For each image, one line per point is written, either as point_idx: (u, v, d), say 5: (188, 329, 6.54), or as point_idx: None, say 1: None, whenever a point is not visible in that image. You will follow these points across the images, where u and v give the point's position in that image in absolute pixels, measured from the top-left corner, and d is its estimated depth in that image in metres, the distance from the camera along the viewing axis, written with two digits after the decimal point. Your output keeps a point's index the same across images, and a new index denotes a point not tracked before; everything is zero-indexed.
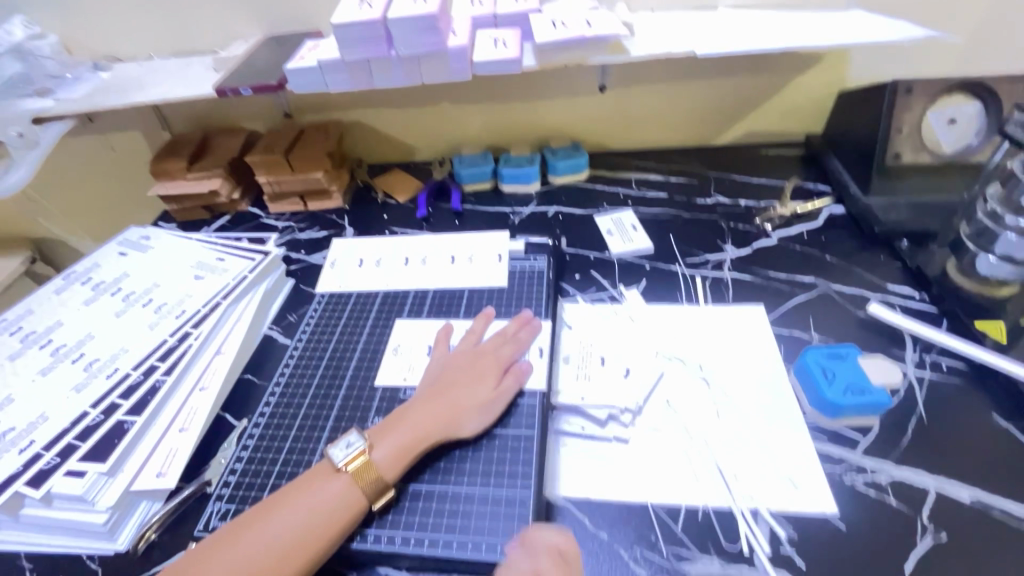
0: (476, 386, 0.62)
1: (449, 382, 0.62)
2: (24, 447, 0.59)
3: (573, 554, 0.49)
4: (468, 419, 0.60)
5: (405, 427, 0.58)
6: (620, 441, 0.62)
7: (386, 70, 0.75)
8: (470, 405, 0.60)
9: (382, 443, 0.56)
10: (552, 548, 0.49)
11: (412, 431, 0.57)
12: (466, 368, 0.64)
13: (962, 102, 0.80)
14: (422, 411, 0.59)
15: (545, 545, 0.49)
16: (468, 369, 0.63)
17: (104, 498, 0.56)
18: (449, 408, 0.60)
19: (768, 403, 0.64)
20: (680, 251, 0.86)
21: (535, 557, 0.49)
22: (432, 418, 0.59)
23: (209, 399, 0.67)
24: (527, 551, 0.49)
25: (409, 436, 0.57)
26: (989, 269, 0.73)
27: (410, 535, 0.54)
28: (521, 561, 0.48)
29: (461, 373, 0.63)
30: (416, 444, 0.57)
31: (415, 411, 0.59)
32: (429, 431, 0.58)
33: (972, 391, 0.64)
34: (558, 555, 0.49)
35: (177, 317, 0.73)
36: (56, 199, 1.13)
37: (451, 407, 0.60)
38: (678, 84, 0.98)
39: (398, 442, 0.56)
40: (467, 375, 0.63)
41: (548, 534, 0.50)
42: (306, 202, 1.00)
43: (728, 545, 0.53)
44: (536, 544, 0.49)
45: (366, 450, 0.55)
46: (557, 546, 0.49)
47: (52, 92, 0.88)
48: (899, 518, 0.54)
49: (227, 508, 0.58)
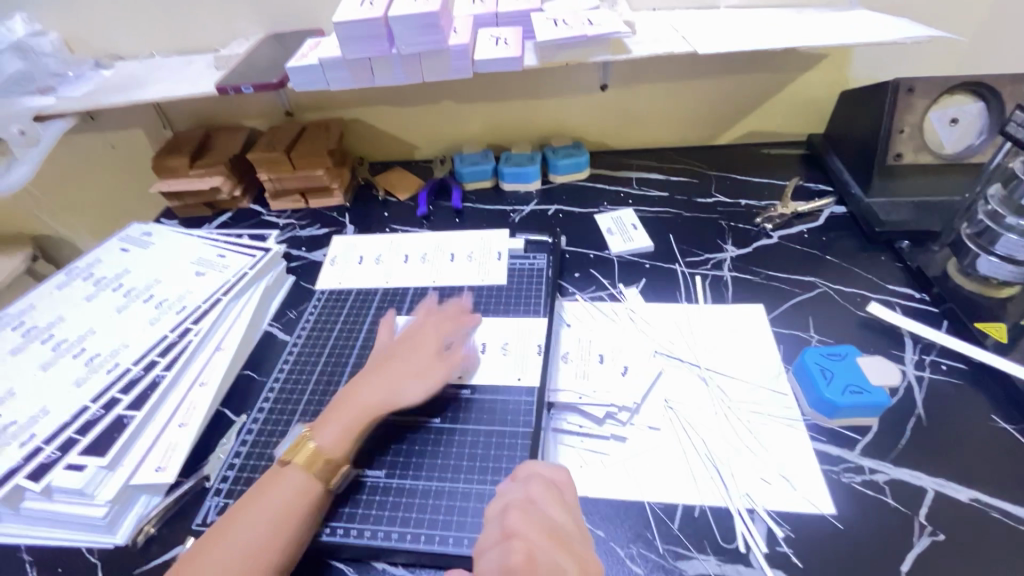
0: (416, 362, 0.63)
1: (386, 361, 0.63)
2: (24, 441, 0.59)
3: (567, 485, 0.50)
4: (409, 391, 0.61)
5: (347, 406, 0.58)
6: (617, 439, 0.62)
7: (387, 68, 0.76)
8: (409, 378, 0.61)
9: (327, 426, 0.57)
10: (543, 476, 0.50)
11: (353, 409, 0.58)
12: (403, 348, 0.65)
13: (965, 102, 0.80)
14: (363, 388, 0.60)
15: (539, 476, 0.50)
16: (406, 349, 0.65)
17: (103, 492, 0.56)
18: (388, 381, 0.61)
19: (766, 402, 0.64)
20: (680, 251, 0.86)
21: (526, 484, 0.50)
22: (372, 393, 0.59)
23: (209, 394, 0.67)
24: (517, 483, 0.50)
25: (351, 412, 0.58)
26: (989, 269, 0.71)
27: (406, 531, 0.54)
28: (512, 489, 0.50)
29: (398, 353, 0.64)
30: (359, 419, 0.57)
31: (355, 391, 0.60)
32: (371, 405, 0.59)
33: (973, 392, 0.64)
34: (549, 482, 0.50)
35: (178, 313, 0.73)
36: (58, 195, 1.14)
37: (390, 381, 0.60)
38: (679, 83, 0.98)
39: (342, 421, 0.57)
40: (407, 354, 0.64)
41: (542, 468, 0.52)
42: (307, 199, 1.00)
43: (725, 543, 0.53)
44: (525, 474, 0.51)
45: (314, 438, 0.55)
46: (552, 479, 0.50)
47: (55, 89, 0.88)
48: (898, 519, 0.54)
49: (225, 503, 0.58)
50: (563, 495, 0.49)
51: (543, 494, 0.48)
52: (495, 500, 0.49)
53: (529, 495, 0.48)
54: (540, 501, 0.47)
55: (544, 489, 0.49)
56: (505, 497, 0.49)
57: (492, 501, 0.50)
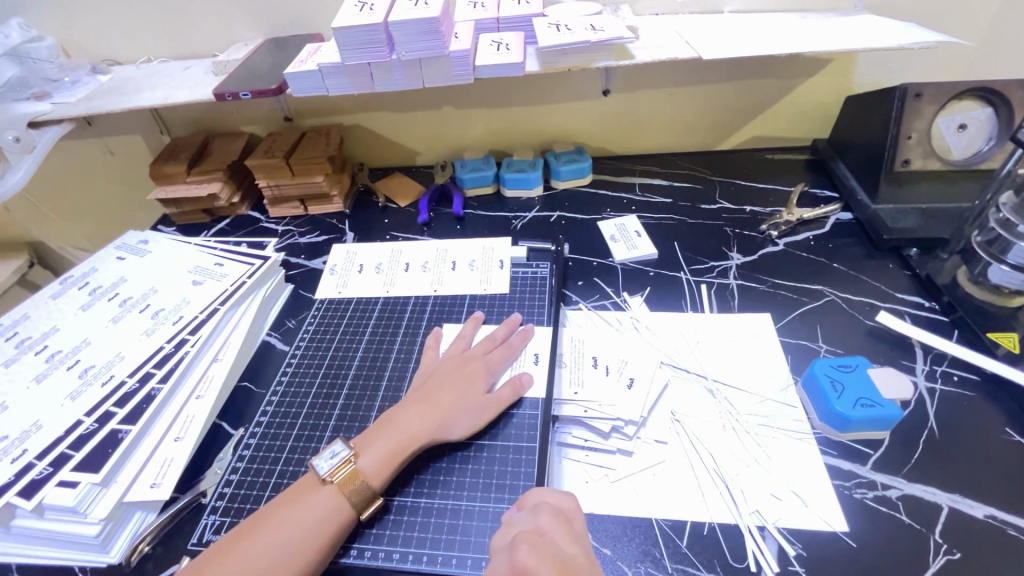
0: (466, 390, 0.61)
1: (435, 384, 0.61)
2: (16, 456, 0.58)
3: (575, 513, 0.49)
4: (457, 421, 0.59)
5: (390, 433, 0.56)
6: (624, 454, 0.61)
7: (387, 74, 0.74)
8: (459, 408, 0.59)
9: (368, 451, 0.55)
10: (551, 505, 0.49)
11: (397, 436, 0.56)
12: (453, 371, 0.63)
13: (973, 107, 0.78)
14: (409, 415, 0.58)
15: (547, 503, 0.49)
16: (457, 373, 0.62)
17: (95, 510, 0.55)
18: (437, 409, 0.58)
19: (775, 415, 0.63)
20: (685, 259, 0.84)
21: (534, 514, 0.48)
22: (419, 422, 0.57)
23: (206, 407, 0.65)
24: (525, 512, 0.49)
25: (396, 440, 0.56)
26: (1001, 278, 0.70)
27: (407, 551, 0.52)
28: (520, 518, 0.48)
29: (448, 376, 0.62)
30: (403, 449, 0.56)
31: (402, 415, 0.58)
32: (416, 434, 0.57)
33: (985, 404, 0.62)
34: (556, 510, 0.49)
35: (174, 323, 0.72)
36: (53, 201, 1.12)
37: (439, 410, 0.58)
38: (683, 89, 0.97)
39: (384, 448, 0.55)
40: (455, 378, 0.62)
41: (550, 495, 0.51)
42: (306, 206, 0.99)
43: (735, 562, 0.52)
44: (532, 503, 0.50)
45: (352, 459, 0.54)
46: (560, 506, 0.49)
47: (50, 95, 0.87)
48: (912, 537, 0.52)
49: (221, 521, 0.57)
50: (571, 524, 0.48)
51: (551, 523, 0.47)
52: (503, 532, 0.48)
53: (537, 525, 0.47)
54: (550, 532, 0.46)
55: (553, 518, 0.47)
56: (514, 528, 0.48)
57: (500, 532, 0.49)
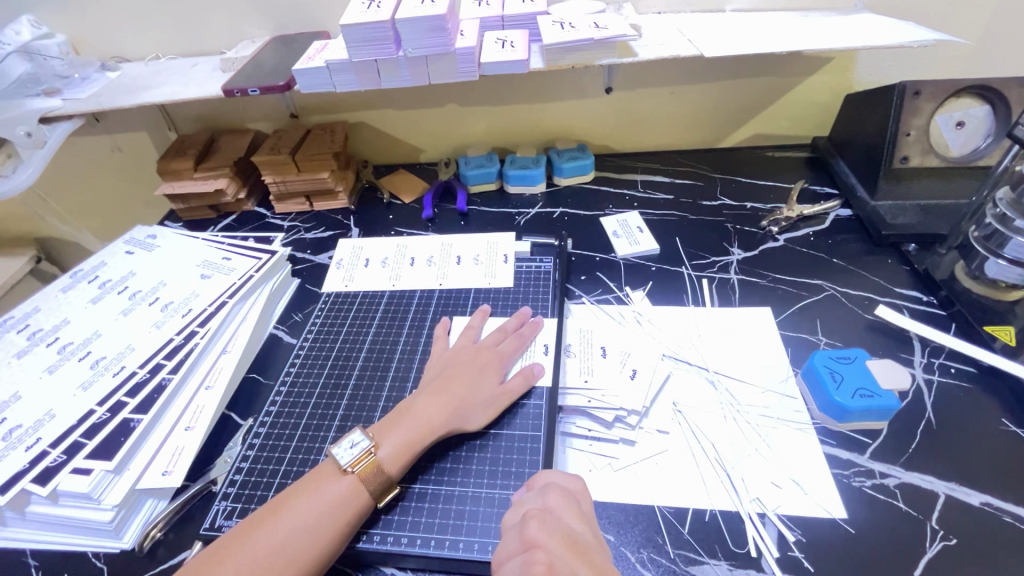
0: (482, 379, 0.62)
1: (450, 375, 0.62)
2: (30, 444, 0.59)
3: (582, 494, 0.51)
4: (474, 412, 0.60)
5: (408, 423, 0.57)
6: (627, 443, 0.62)
7: (394, 71, 0.76)
8: (475, 399, 0.60)
9: (386, 440, 0.56)
10: (557, 486, 0.50)
11: (416, 426, 0.57)
12: (469, 361, 0.64)
13: (971, 105, 0.80)
14: (427, 405, 0.59)
15: (554, 484, 0.51)
16: (472, 363, 0.64)
17: (110, 496, 0.56)
18: (453, 400, 0.59)
19: (776, 406, 0.64)
20: (687, 254, 0.86)
21: (544, 494, 0.50)
22: (436, 411, 0.58)
23: (215, 397, 0.67)
24: (534, 492, 0.50)
25: (414, 431, 0.57)
26: (997, 272, 0.72)
27: (417, 536, 0.53)
28: (530, 498, 0.50)
29: (464, 366, 0.63)
30: (421, 438, 0.57)
31: (419, 406, 0.59)
32: (434, 424, 0.58)
33: (982, 395, 0.64)
34: (562, 490, 0.50)
35: (183, 316, 0.73)
36: (61, 197, 1.13)
37: (456, 400, 0.59)
38: (685, 87, 0.98)
39: (402, 438, 0.56)
40: (469, 369, 0.63)
41: (558, 478, 0.52)
42: (311, 202, 1.00)
43: (736, 547, 0.53)
44: (541, 484, 0.51)
45: (372, 450, 0.55)
46: (568, 488, 0.51)
47: (60, 91, 0.88)
48: (910, 523, 0.53)
49: (232, 507, 0.58)
50: (580, 503, 0.49)
51: (560, 503, 0.48)
52: (513, 511, 0.49)
53: (546, 505, 0.48)
54: (558, 510, 0.48)
55: (561, 497, 0.49)
56: (525, 506, 0.49)
57: (511, 511, 0.50)
